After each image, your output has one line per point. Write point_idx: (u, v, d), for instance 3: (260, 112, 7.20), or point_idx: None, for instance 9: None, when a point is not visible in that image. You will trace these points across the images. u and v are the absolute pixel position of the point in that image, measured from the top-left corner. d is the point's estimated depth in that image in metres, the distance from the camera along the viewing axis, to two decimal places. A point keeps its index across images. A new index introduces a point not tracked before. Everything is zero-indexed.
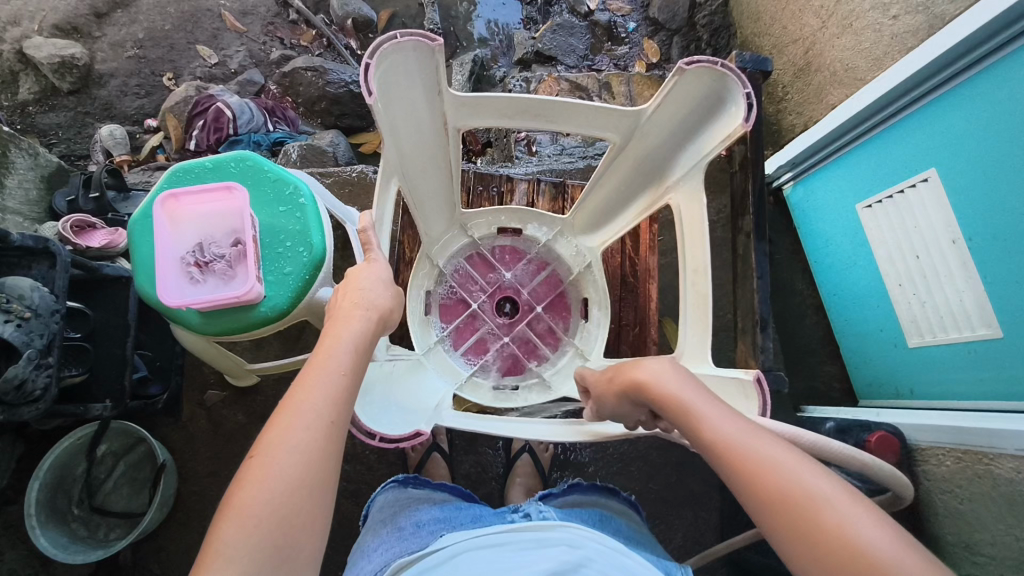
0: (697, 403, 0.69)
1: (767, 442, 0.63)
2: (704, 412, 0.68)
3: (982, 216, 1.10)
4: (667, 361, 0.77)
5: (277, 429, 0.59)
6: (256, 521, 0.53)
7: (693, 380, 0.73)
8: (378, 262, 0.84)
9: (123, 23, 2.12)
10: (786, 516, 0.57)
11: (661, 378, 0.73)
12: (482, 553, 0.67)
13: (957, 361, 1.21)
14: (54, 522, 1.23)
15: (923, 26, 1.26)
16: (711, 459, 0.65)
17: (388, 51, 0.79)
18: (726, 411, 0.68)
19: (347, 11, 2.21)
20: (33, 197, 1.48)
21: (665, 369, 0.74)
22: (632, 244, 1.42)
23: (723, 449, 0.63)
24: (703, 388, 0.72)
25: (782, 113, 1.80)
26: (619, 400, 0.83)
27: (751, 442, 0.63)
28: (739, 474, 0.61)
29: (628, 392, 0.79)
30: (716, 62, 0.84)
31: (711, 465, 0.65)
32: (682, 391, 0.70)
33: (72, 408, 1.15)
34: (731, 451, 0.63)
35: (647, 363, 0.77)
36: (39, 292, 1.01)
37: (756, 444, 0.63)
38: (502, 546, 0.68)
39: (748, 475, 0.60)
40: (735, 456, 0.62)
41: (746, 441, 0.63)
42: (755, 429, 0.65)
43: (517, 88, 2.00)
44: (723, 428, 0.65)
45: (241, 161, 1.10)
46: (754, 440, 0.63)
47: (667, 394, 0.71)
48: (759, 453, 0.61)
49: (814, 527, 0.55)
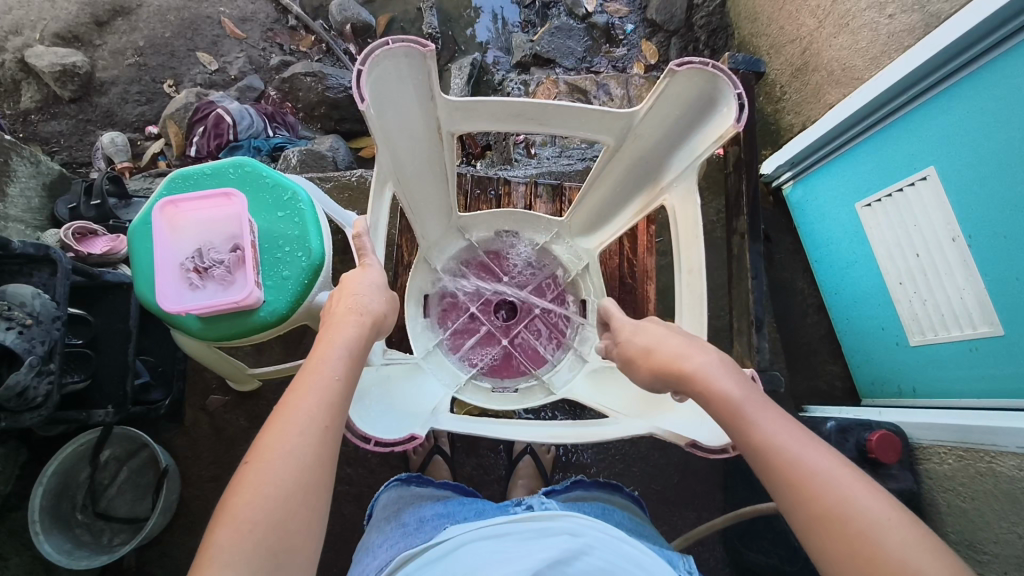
0: (750, 407, 0.68)
1: (824, 456, 0.62)
2: (760, 418, 0.67)
3: (979, 214, 1.10)
4: (717, 354, 0.75)
5: (272, 434, 0.59)
6: (251, 524, 0.54)
7: (737, 372, 0.73)
8: (373, 267, 0.85)
9: (123, 31, 2.14)
10: (837, 536, 0.57)
11: (710, 374, 0.72)
12: (485, 543, 0.67)
13: (960, 359, 1.21)
14: (58, 528, 1.23)
15: (919, 25, 1.26)
16: (759, 466, 0.65)
17: (380, 57, 0.81)
18: (781, 416, 0.67)
19: (346, 16, 2.22)
20: (35, 205, 1.50)
21: (713, 363, 0.73)
22: (630, 244, 1.44)
23: (773, 459, 0.63)
24: (749, 384, 0.71)
25: (780, 113, 1.80)
26: (647, 382, 0.81)
27: (805, 454, 0.62)
28: (792, 487, 0.61)
29: (666, 375, 0.77)
30: (706, 62, 0.85)
31: (757, 472, 0.65)
32: (735, 391, 0.70)
33: (75, 414, 1.16)
34: (783, 461, 0.62)
35: (694, 355, 0.75)
36: (41, 299, 1.02)
37: (813, 457, 0.62)
38: (505, 536, 0.68)
39: (802, 489, 0.60)
40: (785, 467, 0.62)
41: (800, 452, 0.63)
42: (811, 439, 0.65)
43: (516, 91, 2.03)
44: (777, 437, 0.65)
45: (239, 167, 1.11)
46: (811, 453, 0.62)
47: (715, 391, 0.70)
48: (816, 469, 0.61)
49: (869, 550, 0.55)
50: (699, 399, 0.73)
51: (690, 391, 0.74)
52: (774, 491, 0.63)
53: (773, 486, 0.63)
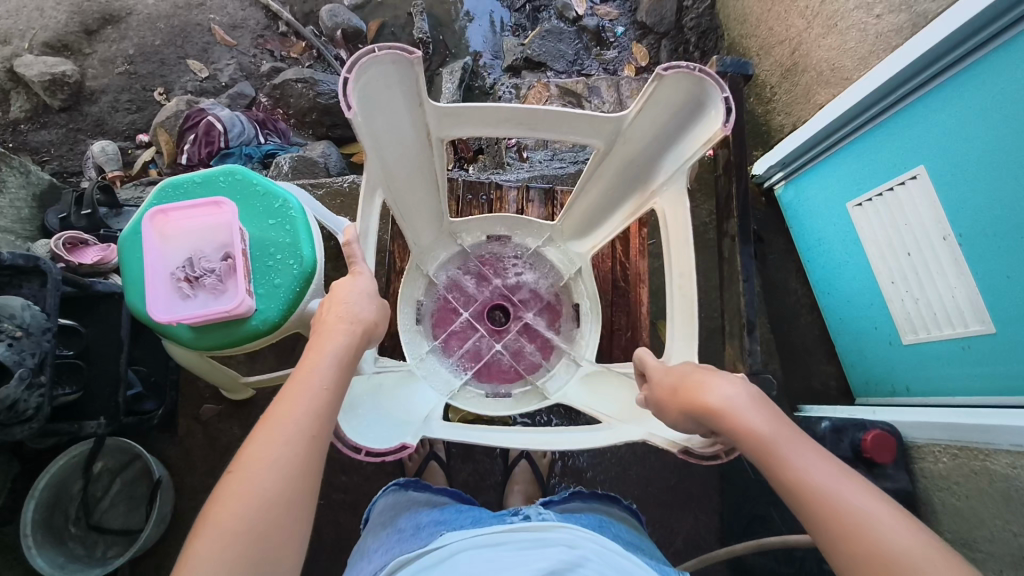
0: (781, 442, 0.67)
1: (861, 494, 0.61)
2: (792, 454, 0.66)
3: (968, 212, 1.11)
4: (742, 384, 0.75)
5: (257, 443, 0.59)
6: (233, 535, 0.54)
7: (765, 406, 0.72)
8: (363, 274, 0.84)
9: (113, 40, 2.13)
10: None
11: (736, 411, 0.71)
12: (480, 551, 0.67)
13: (953, 357, 1.22)
14: (50, 541, 1.22)
15: (906, 25, 1.27)
16: (795, 504, 0.64)
17: (367, 65, 0.81)
18: (816, 450, 0.67)
19: (337, 22, 2.22)
20: (24, 215, 1.49)
21: (738, 397, 0.73)
22: (622, 247, 1.44)
23: (808, 497, 0.63)
24: (776, 418, 0.71)
25: (770, 114, 1.81)
26: (678, 420, 0.81)
27: (842, 492, 0.62)
28: (830, 528, 0.60)
29: (693, 412, 0.77)
30: (694, 66, 0.85)
31: (792, 509, 0.65)
32: (765, 427, 0.69)
33: (67, 426, 1.15)
34: (820, 499, 0.62)
35: (719, 387, 0.75)
36: (30, 311, 1.01)
37: (850, 496, 0.61)
38: (502, 545, 0.68)
39: (840, 531, 0.60)
40: (822, 506, 0.61)
41: (837, 489, 0.62)
42: (847, 474, 0.64)
43: (507, 94, 2.04)
44: (811, 473, 0.64)
45: (230, 175, 1.10)
46: (848, 491, 0.62)
47: (743, 427, 0.70)
48: (854, 509, 0.60)
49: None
50: (729, 433, 0.72)
51: (718, 427, 0.73)
52: (811, 530, 0.63)
53: (811, 524, 0.62)
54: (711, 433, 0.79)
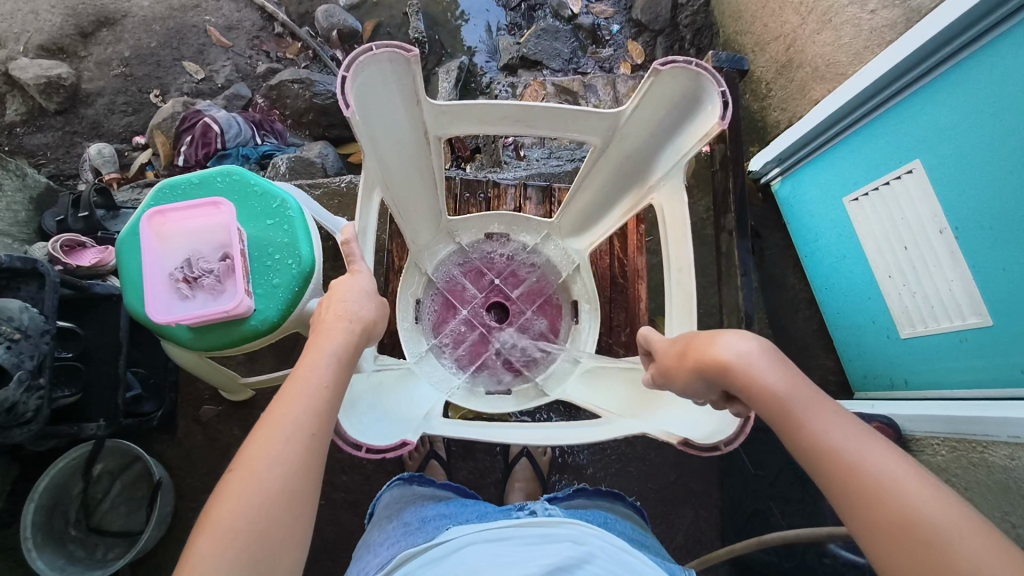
0: (799, 404, 0.66)
1: (885, 456, 0.60)
2: (811, 417, 0.65)
3: (964, 206, 1.11)
4: (756, 340, 0.73)
5: (257, 442, 0.59)
6: (234, 533, 0.54)
7: (781, 361, 0.71)
8: (361, 273, 0.84)
9: (109, 42, 2.13)
10: (903, 543, 0.55)
11: (752, 365, 0.70)
12: (487, 546, 0.67)
13: (951, 349, 1.22)
14: (51, 544, 1.22)
15: (900, 20, 1.28)
16: (816, 469, 0.63)
17: (364, 63, 0.81)
18: (837, 414, 0.66)
19: (332, 22, 2.22)
20: (21, 218, 1.48)
21: (753, 352, 0.71)
22: (620, 244, 1.45)
23: (830, 461, 0.62)
24: (794, 376, 0.69)
25: (766, 110, 1.81)
26: (687, 384, 0.78)
27: (864, 456, 0.61)
28: (853, 492, 0.59)
29: (704, 371, 0.74)
30: (690, 61, 0.86)
31: (814, 474, 0.64)
32: (782, 385, 0.68)
33: (66, 428, 1.15)
34: (841, 462, 0.61)
35: (732, 341, 0.73)
36: (29, 313, 1.01)
37: (872, 457, 0.60)
38: (509, 541, 0.68)
39: (862, 493, 0.58)
40: (844, 469, 0.60)
41: (858, 452, 0.61)
42: (871, 439, 0.63)
43: (504, 93, 2.05)
44: (833, 437, 0.63)
45: (227, 176, 1.10)
46: (871, 454, 0.61)
47: (761, 383, 0.69)
48: (876, 470, 0.59)
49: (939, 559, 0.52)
50: (744, 390, 0.70)
51: (732, 385, 0.72)
52: (832, 493, 0.62)
53: (833, 490, 0.61)
54: (723, 395, 0.77)
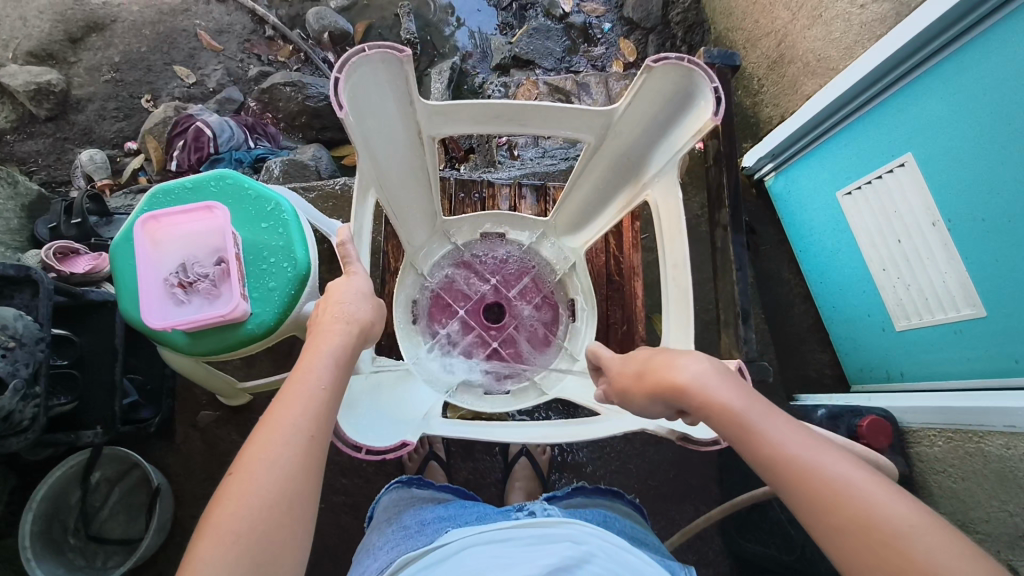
0: (754, 416, 0.66)
1: (837, 460, 0.61)
2: (764, 426, 0.65)
3: (956, 199, 1.12)
4: (707, 360, 0.74)
5: (256, 444, 0.59)
6: (235, 536, 0.53)
7: (732, 379, 0.71)
8: (358, 275, 0.84)
9: (99, 48, 2.12)
10: (864, 548, 0.55)
11: (705, 385, 0.70)
12: (486, 549, 0.67)
13: (946, 341, 1.23)
14: (50, 553, 1.22)
15: (890, 14, 1.28)
16: (772, 478, 0.63)
17: (357, 64, 0.82)
18: (788, 422, 0.66)
19: (323, 24, 2.22)
20: (14, 225, 1.48)
21: (705, 372, 0.72)
22: (616, 242, 1.45)
23: (788, 470, 0.61)
24: (746, 391, 0.70)
25: (758, 105, 1.82)
26: (645, 406, 0.80)
27: (818, 460, 0.61)
28: (811, 499, 0.59)
29: (661, 394, 0.75)
30: (682, 58, 0.86)
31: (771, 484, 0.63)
32: (736, 400, 0.68)
33: (63, 436, 1.13)
34: (796, 470, 0.61)
35: (685, 364, 0.74)
36: (23, 321, 1.01)
37: (825, 462, 0.60)
38: (507, 542, 0.68)
39: (820, 501, 0.58)
40: (801, 476, 0.60)
41: (812, 459, 0.61)
42: (820, 443, 0.63)
43: (497, 93, 2.05)
44: (786, 445, 0.63)
45: (221, 180, 1.10)
46: (825, 458, 0.61)
47: (716, 402, 0.69)
48: (830, 476, 0.59)
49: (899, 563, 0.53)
50: (700, 410, 0.71)
51: (688, 407, 0.72)
52: (791, 501, 0.61)
53: (791, 499, 0.61)
54: (678, 413, 0.78)
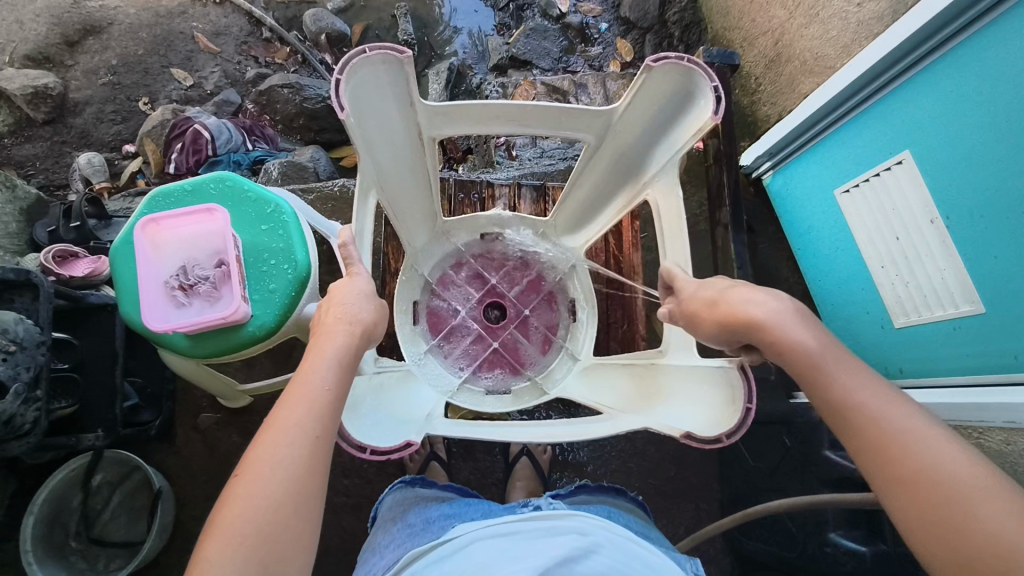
0: (829, 363, 0.70)
1: (907, 415, 0.64)
2: (838, 374, 0.69)
3: (954, 196, 1.12)
4: (790, 303, 0.77)
5: (262, 445, 0.59)
6: (241, 537, 0.54)
7: (811, 322, 0.75)
8: (360, 276, 0.84)
9: (96, 51, 2.12)
10: (914, 495, 0.59)
11: (782, 323, 0.74)
12: (493, 541, 0.67)
13: (945, 337, 1.23)
14: (52, 556, 1.22)
15: (887, 13, 1.29)
16: (838, 421, 0.68)
17: (358, 66, 0.82)
18: (866, 375, 0.69)
19: (321, 26, 2.22)
20: (12, 229, 1.47)
21: (785, 313, 0.75)
22: (615, 241, 1.46)
23: (854, 415, 0.66)
24: (824, 337, 0.73)
25: (756, 104, 1.82)
26: (712, 332, 0.83)
27: (886, 413, 0.65)
28: (871, 445, 0.64)
29: (733, 326, 0.79)
30: (682, 57, 0.87)
31: (834, 427, 0.68)
32: (813, 346, 0.72)
33: (64, 440, 1.14)
34: (862, 416, 0.65)
35: (765, 303, 0.77)
36: (23, 324, 1.00)
37: (894, 415, 0.64)
38: (515, 535, 0.68)
39: (881, 447, 0.63)
40: (866, 423, 0.65)
41: (881, 410, 0.65)
42: (895, 398, 0.66)
43: (494, 94, 2.05)
44: (856, 394, 0.67)
45: (220, 182, 1.10)
46: (894, 412, 0.64)
47: (790, 344, 0.73)
48: (895, 427, 0.63)
49: (947, 512, 0.56)
50: (771, 347, 0.75)
51: (760, 341, 0.76)
52: (853, 443, 0.66)
53: (852, 442, 0.66)
54: (745, 345, 0.82)
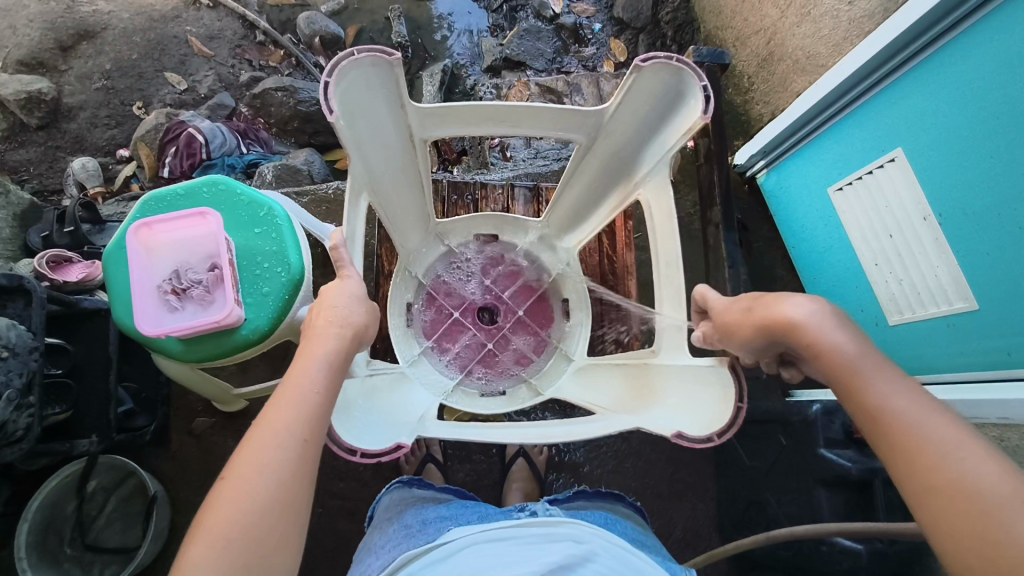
0: (865, 369, 0.67)
1: (947, 427, 0.60)
2: (874, 381, 0.66)
3: (947, 193, 1.13)
4: (827, 305, 0.74)
5: (249, 448, 0.59)
6: (227, 540, 0.54)
7: (849, 327, 0.72)
8: (351, 278, 0.84)
9: (89, 55, 2.12)
10: (949, 511, 0.56)
11: (820, 327, 0.72)
12: (488, 547, 0.67)
13: (938, 334, 1.23)
14: (45, 563, 1.21)
15: (878, 11, 1.29)
16: (872, 429, 0.65)
17: (347, 68, 0.82)
18: (904, 383, 0.66)
19: (314, 29, 2.22)
20: (5, 235, 1.47)
21: (821, 315, 0.73)
22: (609, 242, 1.47)
23: (889, 424, 0.63)
24: (861, 341, 0.70)
25: (749, 103, 1.83)
26: (746, 340, 0.81)
27: (924, 424, 0.61)
28: (904, 455, 0.61)
29: (767, 329, 0.77)
30: (671, 57, 0.87)
31: (869, 435, 0.65)
32: (850, 350, 0.69)
33: (59, 446, 1.14)
34: (898, 426, 0.62)
35: (800, 303, 0.75)
36: (16, 330, 1.00)
37: (932, 426, 0.61)
38: (510, 541, 0.68)
39: (915, 458, 0.59)
40: (901, 432, 0.62)
41: (917, 421, 0.61)
42: (935, 409, 0.63)
43: (488, 95, 2.05)
44: (892, 403, 0.64)
45: (213, 186, 1.10)
46: (932, 424, 0.61)
47: (826, 346, 0.70)
48: (934, 439, 0.60)
49: (984, 530, 0.53)
50: (806, 349, 0.73)
51: (796, 345, 0.74)
52: (886, 454, 0.63)
53: (886, 451, 0.63)
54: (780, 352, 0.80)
